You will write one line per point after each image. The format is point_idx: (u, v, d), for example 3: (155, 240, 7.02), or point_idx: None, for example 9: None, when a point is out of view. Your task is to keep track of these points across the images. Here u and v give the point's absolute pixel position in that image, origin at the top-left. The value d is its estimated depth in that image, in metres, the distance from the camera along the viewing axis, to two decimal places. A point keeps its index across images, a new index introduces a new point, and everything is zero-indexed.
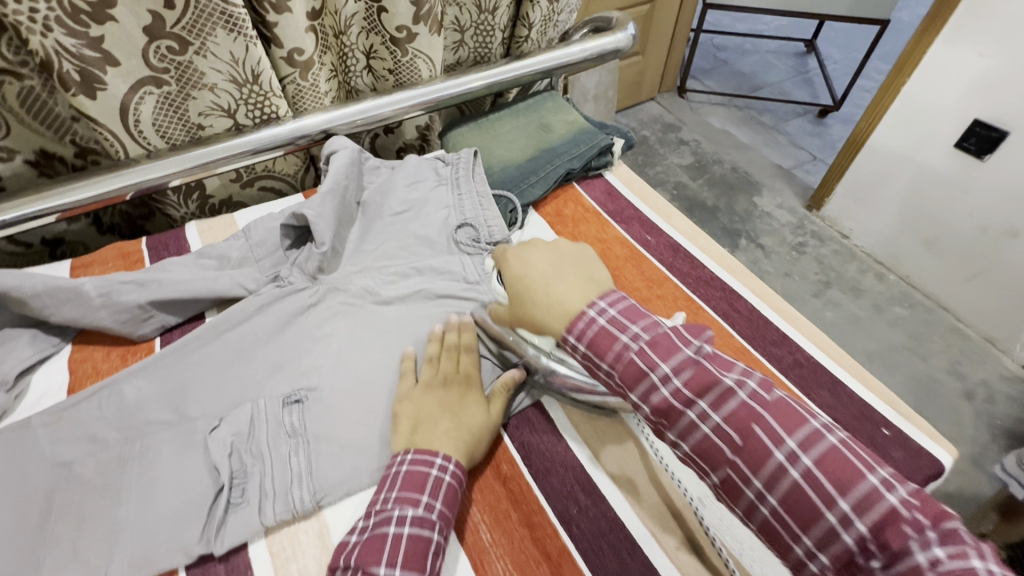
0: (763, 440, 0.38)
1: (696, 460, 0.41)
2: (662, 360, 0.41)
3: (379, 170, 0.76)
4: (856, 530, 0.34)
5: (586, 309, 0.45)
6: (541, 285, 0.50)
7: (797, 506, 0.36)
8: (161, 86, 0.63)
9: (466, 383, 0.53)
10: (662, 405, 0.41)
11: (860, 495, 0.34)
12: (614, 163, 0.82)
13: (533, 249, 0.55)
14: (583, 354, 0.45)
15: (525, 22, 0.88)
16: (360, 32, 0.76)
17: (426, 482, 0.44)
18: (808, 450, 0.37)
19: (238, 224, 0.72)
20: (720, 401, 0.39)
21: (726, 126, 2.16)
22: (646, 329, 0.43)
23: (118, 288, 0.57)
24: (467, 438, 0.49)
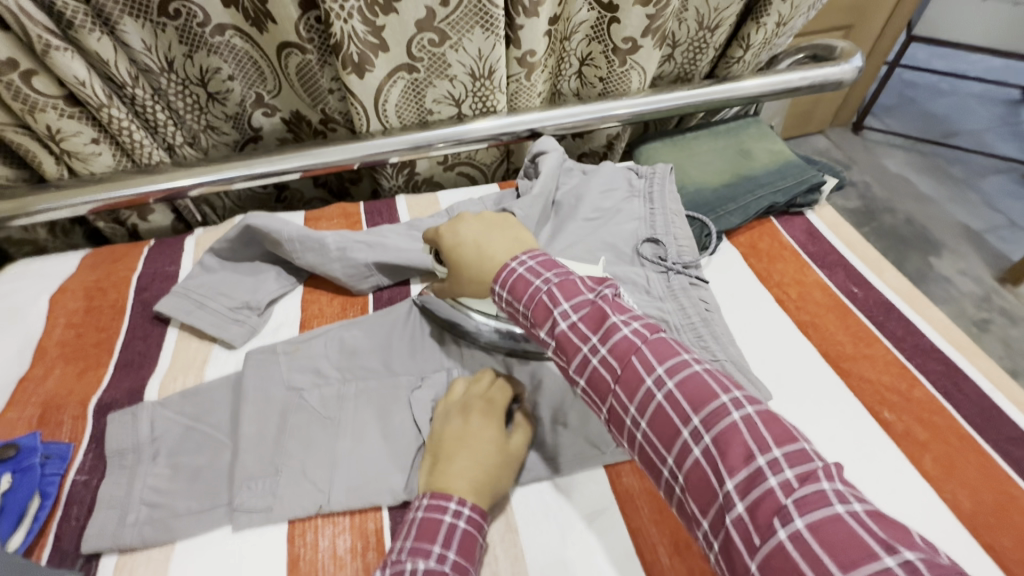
0: (673, 417, 0.37)
1: (589, 394, 0.42)
2: (593, 333, 0.41)
3: (572, 172, 0.79)
4: (771, 541, 0.31)
5: (508, 262, 0.47)
6: (473, 249, 0.51)
7: (660, 426, 0.38)
8: (411, 73, 0.70)
9: (488, 409, 0.50)
10: (560, 338, 0.43)
11: (709, 411, 0.36)
12: (818, 203, 0.77)
13: (463, 223, 0.54)
14: (505, 301, 0.47)
15: (743, 43, 0.85)
16: (583, 39, 0.78)
17: (438, 532, 0.42)
18: (712, 429, 0.36)
19: (441, 204, 0.78)
20: (637, 378, 0.39)
21: (906, 173, 1.92)
22: (578, 308, 0.43)
23: (352, 246, 0.65)
24: (483, 473, 0.46)
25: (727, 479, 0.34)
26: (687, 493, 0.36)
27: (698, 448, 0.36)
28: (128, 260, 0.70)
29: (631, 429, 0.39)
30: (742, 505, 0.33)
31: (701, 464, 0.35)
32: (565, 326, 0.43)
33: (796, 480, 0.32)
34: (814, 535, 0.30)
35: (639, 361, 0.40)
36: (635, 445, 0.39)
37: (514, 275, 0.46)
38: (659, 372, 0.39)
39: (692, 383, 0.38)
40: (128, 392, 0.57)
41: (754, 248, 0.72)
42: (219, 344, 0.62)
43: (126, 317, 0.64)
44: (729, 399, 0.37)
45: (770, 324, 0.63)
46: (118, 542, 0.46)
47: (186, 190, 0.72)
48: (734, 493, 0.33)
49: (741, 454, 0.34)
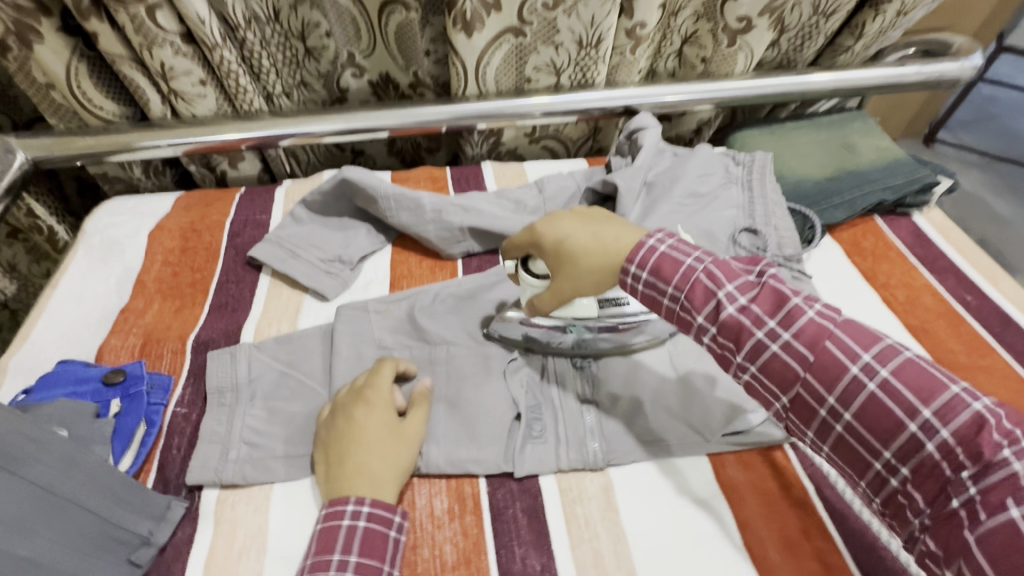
0: (893, 408, 0.34)
1: (762, 385, 0.39)
2: (772, 315, 0.38)
3: (663, 154, 0.75)
4: (1000, 518, 0.30)
5: (643, 238, 0.42)
6: (596, 246, 0.43)
7: (875, 418, 0.35)
8: (517, 37, 0.68)
9: (371, 391, 0.47)
10: (732, 325, 0.39)
11: (941, 402, 0.33)
12: (928, 205, 0.73)
13: (562, 217, 0.45)
14: (645, 283, 0.42)
15: (856, 32, 0.81)
16: (691, 16, 0.75)
17: (338, 538, 0.39)
18: (947, 420, 0.33)
19: (528, 176, 0.77)
20: (838, 365, 0.36)
21: (981, 191, 1.82)
22: (746, 290, 0.39)
23: (448, 209, 0.64)
24: (386, 468, 0.44)
25: (962, 468, 0.32)
26: (911, 484, 0.34)
27: (929, 441, 0.33)
28: (220, 206, 0.70)
29: (827, 420, 0.37)
30: (975, 487, 0.31)
31: (935, 458, 0.33)
32: (736, 312, 0.39)
33: None
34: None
35: (837, 347, 0.36)
36: (832, 438, 0.37)
37: (657, 254, 0.41)
38: (867, 359, 0.35)
39: (904, 367, 0.35)
40: (224, 333, 0.57)
41: (857, 246, 0.68)
42: (311, 294, 0.61)
43: (220, 261, 0.64)
44: (960, 389, 0.33)
45: (878, 324, 0.60)
46: (220, 477, 0.46)
47: (276, 140, 0.72)
48: (968, 478, 0.32)
49: (986, 444, 0.31)
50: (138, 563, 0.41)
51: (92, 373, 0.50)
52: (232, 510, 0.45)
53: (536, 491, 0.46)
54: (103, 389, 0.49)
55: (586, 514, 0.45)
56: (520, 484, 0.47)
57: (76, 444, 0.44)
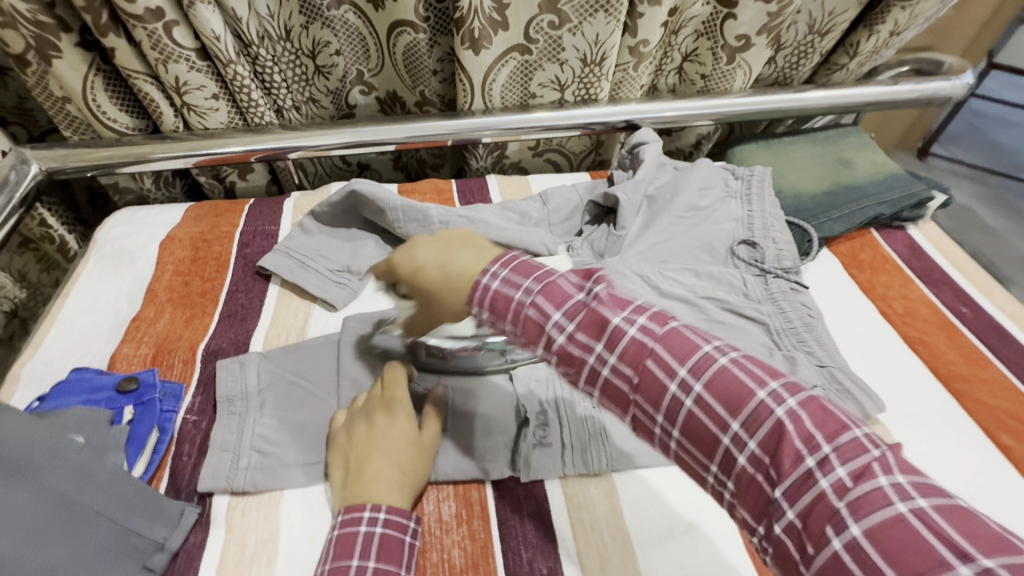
0: (709, 424, 0.34)
1: (609, 407, 0.38)
2: (596, 341, 0.37)
3: (665, 168, 0.77)
4: (826, 551, 0.28)
5: (478, 275, 0.41)
6: (438, 272, 0.44)
7: (696, 434, 0.34)
8: (524, 54, 0.70)
9: (386, 402, 0.48)
10: (564, 353, 0.38)
11: (749, 413, 0.33)
12: (922, 219, 0.74)
13: (421, 243, 0.47)
14: (487, 319, 0.40)
15: (850, 50, 0.83)
16: (691, 34, 0.77)
17: (355, 545, 0.38)
18: (755, 432, 0.32)
19: (532, 188, 0.78)
20: (659, 385, 0.35)
21: (975, 204, 1.85)
22: (572, 315, 0.38)
23: (455, 221, 0.65)
24: (400, 479, 0.43)
25: (776, 485, 0.31)
26: (739, 500, 0.33)
27: (742, 455, 0.32)
28: (230, 216, 0.71)
29: (661, 438, 0.36)
30: (792, 512, 0.30)
31: (750, 472, 0.32)
32: (565, 340, 0.37)
33: (847, 476, 0.29)
34: (873, 542, 0.27)
35: (656, 365, 0.35)
36: (671, 455, 0.36)
37: (489, 291, 0.40)
38: (683, 375, 0.35)
39: (719, 378, 0.34)
40: (234, 342, 0.58)
41: (855, 258, 0.70)
42: (320, 304, 0.62)
43: (230, 271, 0.65)
44: (767, 394, 0.33)
45: (875, 334, 0.61)
46: (231, 485, 0.46)
47: (285, 153, 0.74)
48: (784, 500, 0.30)
49: (789, 455, 0.31)
50: (151, 569, 0.41)
51: (105, 381, 0.51)
52: (243, 517, 0.45)
53: (542, 498, 0.47)
54: (117, 396, 0.50)
55: (591, 520, 0.46)
56: (526, 490, 0.48)
57: (90, 451, 0.44)
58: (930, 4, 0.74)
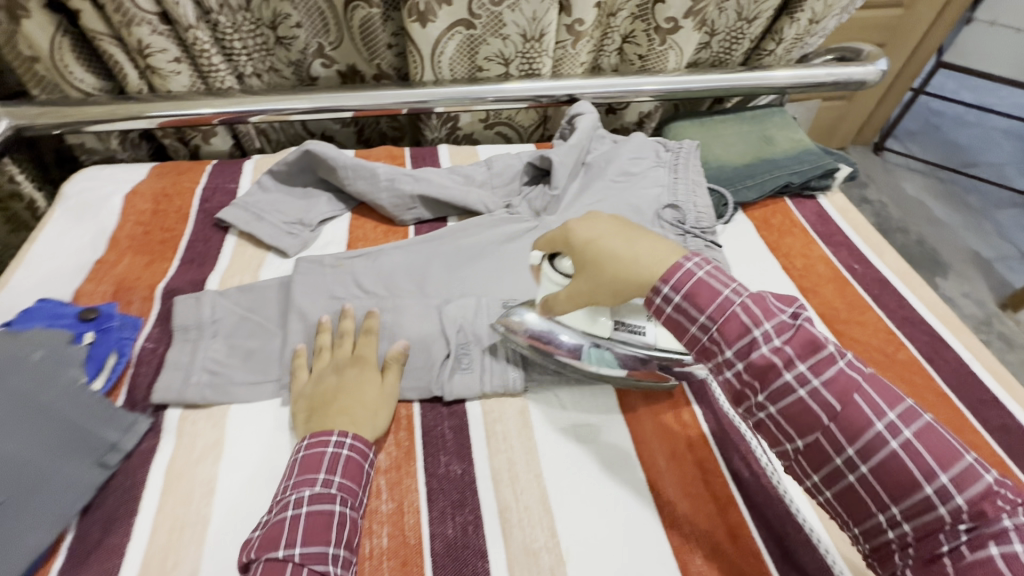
0: (861, 407, 0.38)
1: (778, 425, 0.41)
2: (802, 359, 0.40)
3: (603, 139, 0.84)
4: (884, 457, 0.37)
5: (681, 260, 0.44)
6: (636, 259, 0.45)
7: (889, 474, 0.37)
8: (469, 29, 0.76)
9: (362, 360, 0.53)
10: (761, 364, 0.41)
11: (956, 470, 0.36)
12: (831, 189, 0.82)
13: (596, 223, 0.48)
14: (676, 304, 0.43)
15: (775, 37, 0.91)
16: (628, 17, 0.84)
17: (321, 462, 0.45)
18: (819, 373, 0.39)
19: (480, 156, 0.84)
20: (864, 419, 0.38)
21: (922, 196, 1.96)
22: (781, 331, 0.41)
23: (400, 178, 0.71)
24: (363, 414, 0.50)
25: (959, 529, 0.35)
26: (913, 540, 0.36)
27: (942, 504, 0.35)
28: (192, 174, 0.76)
29: (841, 470, 0.39)
30: (966, 549, 0.34)
31: (944, 520, 0.35)
32: (768, 351, 0.40)
33: (1015, 524, 0.33)
34: (923, 449, 0.37)
35: (863, 400, 0.38)
36: (764, 425, 0.42)
37: (693, 278, 0.43)
38: (800, 368, 0.40)
39: (924, 429, 0.37)
40: (191, 282, 0.63)
41: (766, 222, 0.77)
42: (274, 253, 0.68)
43: (190, 222, 0.70)
44: (971, 459, 0.36)
45: (775, 286, 0.69)
46: (182, 398, 0.52)
47: (245, 117, 0.78)
48: (852, 451, 0.38)
49: (863, 424, 0.38)
50: (106, 465, 0.47)
51: (67, 310, 0.56)
52: (193, 425, 0.51)
53: (462, 414, 0.54)
54: (78, 323, 0.55)
55: (504, 430, 0.53)
56: (449, 408, 0.55)
57: (53, 364, 0.49)
58: None
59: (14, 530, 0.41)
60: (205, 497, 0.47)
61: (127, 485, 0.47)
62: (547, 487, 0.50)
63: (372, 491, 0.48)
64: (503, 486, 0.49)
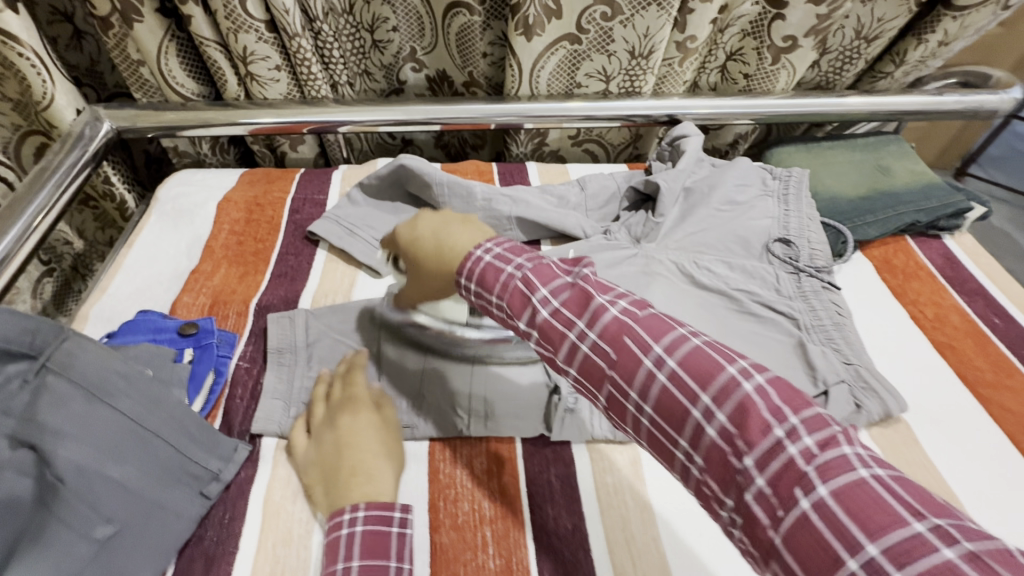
0: (683, 400, 0.34)
1: (583, 383, 0.39)
2: (580, 316, 0.39)
3: (702, 164, 0.78)
4: (793, 513, 0.29)
5: (472, 250, 0.45)
6: (423, 242, 0.50)
7: (672, 411, 0.34)
8: (573, 44, 0.72)
9: (352, 404, 0.48)
10: (544, 326, 0.40)
11: (727, 391, 0.33)
12: (959, 230, 0.75)
13: (421, 220, 0.52)
14: (474, 293, 0.45)
15: (896, 58, 0.84)
16: (738, 33, 0.78)
17: (339, 548, 0.39)
18: (724, 406, 0.32)
19: (571, 174, 0.80)
20: (634, 359, 0.36)
21: (1011, 229, 1.81)
22: (558, 292, 0.40)
23: (498, 199, 0.68)
24: (376, 470, 0.44)
25: (744, 456, 0.31)
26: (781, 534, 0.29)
27: (712, 427, 0.32)
28: (282, 184, 0.75)
29: (634, 415, 0.36)
30: (762, 480, 0.30)
31: (717, 446, 0.32)
32: (546, 312, 0.40)
33: (818, 443, 0.30)
34: (839, 503, 0.28)
35: (633, 342, 0.36)
36: (791, 550, 0.29)
37: (541, 321, 0.40)
38: (784, 430, 0.30)
39: (699, 358, 0.35)
40: (284, 299, 0.61)
41: (888, 263, 0.70)
42: (365, 271, 0.65)
43: (281, 234, 0.68)
44: (737, 370, 0.34)
45: (903, 336, 0.62)
46: (281, 429, 0.50)
47: (335, 126, 0.76)
48: (755, 469, 0.30)
49: (802, 447, 0.30)
50: (206, 496, 0.45)
51: (168, 323, 0.55)
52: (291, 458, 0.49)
53: (569, 460, 0.50)
54: (178, 338, 0.54)
55: (616, 482, 0.49)
56: (553, 450, 0.51)
57: (158, 383, 0.48)
58: (981, 16, 0.75)
59: (122, 564, 0.39)
60: (305, 538, 0.44)
61: (226, 520, 0.44)
62: (667, 553, 0.45)
63: (477, 543, 0.44)
64: (619, 549, 0.45)
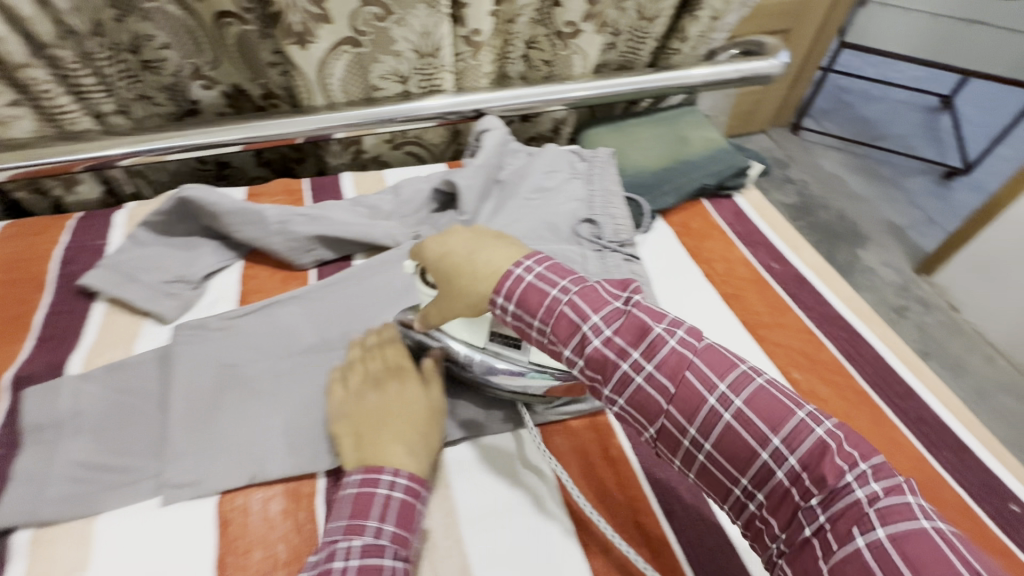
0: (747, 437, 0.40)
1: (632, 415, 0.44)
2: (634, 346, 0.43)
3: (518, 153, 0.80)
4: (850, 547, 0.35)
5: (511, 267, 0.47)
6: (462, 260, 0.49)
7: (731, 446, 0.40)
8: (356, 47, 0.69)
9: (398, 373, 0.53)
10: (596, 355, 0.45)
11: (789, 431, 0.39)
12: (745, 188, 0.82)
13: (453, 235, 0.50)
14: (512, 314, 0.47)
15: (680, 36, 0.91)
16: (529, 22, 0.80)
17: (372, 507, 0.44)
18: (796, 450, 0.38)
19: (387, 181, 0.79)
20: (698, 396, 0.41)
21: (839, 171, 2.04)
22: (610, 321, 0.45)
23: (293, 219, 0.65)
24: (412, 438, 0.49)
25: (810, 496, 0.37)
26: (766, 510, 0.40)
27: (782, 468, 0.38)
28: (51, 233, 0.66)
29: (691, 449, 0.42)
30: (824, 516, 0.36)
31: (784, 484, 0.38)
32: (598, 342, 0.44)
33: (881, 491, 0.36)
34: (897, 547, 0.33)
35: (694, 377, 0.42)
36: (697, 467, 0.42)
37: (522, 285, 0.47)
38: (776, 444, 0.39)
39: (757, 396, 0.41)
40: (47, 366, 0.54)
41: (686, 227, 0.76)
42: (151, 319, 0.60)
43: (48, 291, 0.61)
44: (805, 414, 0.40)
45: (697, 293, 0.68)
46: (35, 516, 0.45)
47: (113, 161, 0.70)
48: (819, 507, 0.37)
49: (832, 470, 0.37)
50: None
51: None
52: (48, 547, 0.44)
53: None
54: None
55: None
56: None
57: None
58: None
59: None
60: None
61: None
62: (468, 551, 0.47)
63: None
64: (421, 559, 0.46)
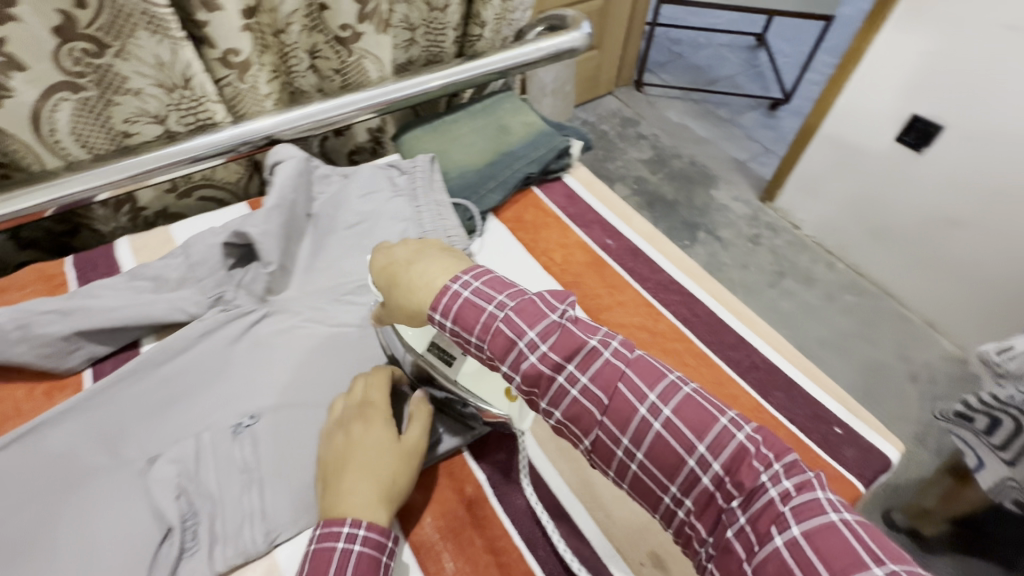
0: (675, 445, 0.37)
1: (568, 427, 0.41)
2: (568, 360, 0.39)
3: (330, 178, 0.71)
4: (770, 546, 0.32)
5: (448, 283, 0.44)
6: (406, 268, 0.47)
7: (661, 455, 0.37)
8: (78, 92, 0.57)
9: (365, 413, 0.49)
10: (530, 371, 0.40)
11: (713, 438, 0.36)
12: (572, 165, 0.82)
13: (402, 246, 0.50)
14: (452, 331, 0.43)
15: (477, 21, 0.86)
16: (303, 31, 0.71)
17: (332, 560, 0.39)
18: (719, 455, 0.36)
19: (176, 241, 0.68)
20: (628, 407, 0.38)
21: (684, 119, 2.16)
22: (545, 335, 0.40)
23: (38, 319, 0.52)
24: (367, 476, 0.44)
25: (732, 498, 0.35)
26: (694, 517, 0.37)
27: (707, 475, 0.36)
28: None
29: (624, 460, 0.39)
30: (745, 517, 0.34)
31: (709, 491, 0.36)
32: (534, 358, 0.40)
33: (792, 487, 0.34)
34: (809, 541, 0.31)
35: (627, 388, 0.39)
36: (631, 476, 0.39)
37: (459, 300, 0.43)
38: (700, 451, 0.36)
39: (686, 405, 0.38)
40: None
41: (520, 222, 0.74)
42: None
43: None
44: (728, 420, 0.37)
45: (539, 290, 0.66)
46: None
47: None
48: (737, 507, 0.34)
49: (749, 473, 0.35)
50: None
51: None
52: None
53: None
54: None
55: None
56: None
57: None
58: None
59: None
60: None
61: None
62: None
63: None
64: None
